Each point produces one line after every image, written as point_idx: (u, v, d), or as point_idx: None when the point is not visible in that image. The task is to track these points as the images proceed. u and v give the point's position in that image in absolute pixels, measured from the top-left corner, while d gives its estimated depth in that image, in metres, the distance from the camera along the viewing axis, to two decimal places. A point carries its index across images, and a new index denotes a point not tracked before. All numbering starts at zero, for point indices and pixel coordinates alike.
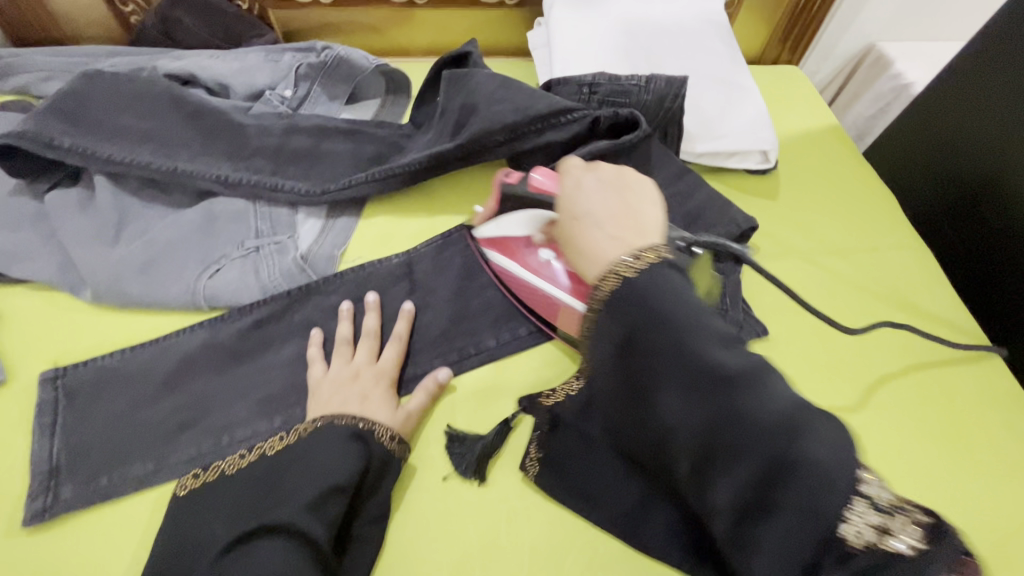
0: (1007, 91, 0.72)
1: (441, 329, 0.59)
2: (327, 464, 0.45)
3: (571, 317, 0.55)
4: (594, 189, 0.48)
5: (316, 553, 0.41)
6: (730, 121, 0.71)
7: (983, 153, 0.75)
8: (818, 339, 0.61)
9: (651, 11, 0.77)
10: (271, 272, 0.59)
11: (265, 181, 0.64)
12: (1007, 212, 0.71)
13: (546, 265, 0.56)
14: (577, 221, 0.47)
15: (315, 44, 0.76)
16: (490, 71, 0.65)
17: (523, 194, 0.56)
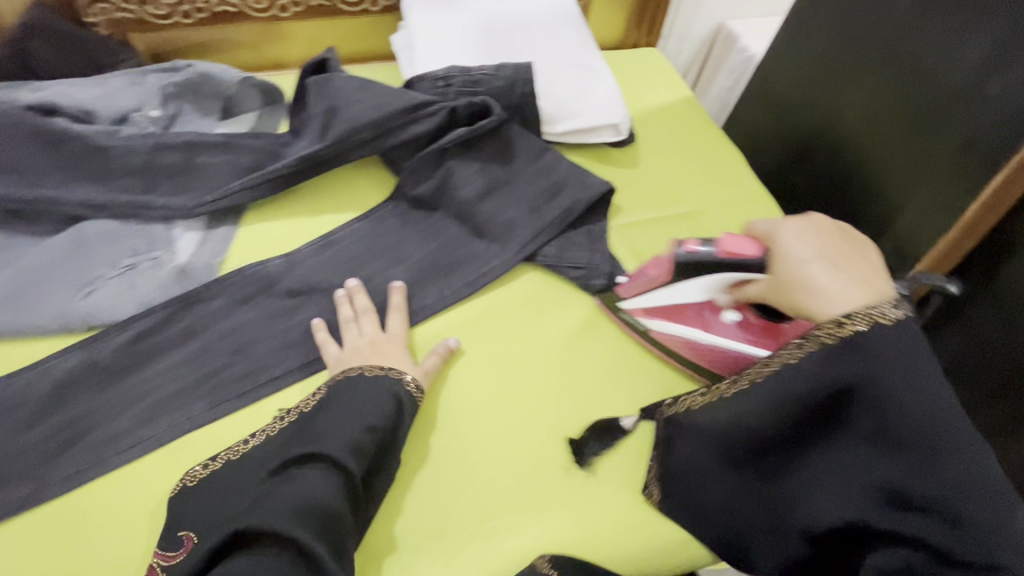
0: (822, 49, 0.79)
1: (326, 319, 0.62)
2: (369, 407, 0.51)
3: (698, 354, 0.61)
4: (804, 235, 0.51)
5: (347, 480, 0.47)
6: (584, 101, 0.78)
7: (811, 106, 0.82)
8: None
9: (505, 7, 0.83)
10: (148, 286, 0.61)
11: (137, 199, 0.65)
12: (839, 157, 0.79)
13: (732, 325, 0.59)
14: (801, 267, 0.49)
15: (177, 64, 0.76)
16: (346, 74, 0.68)
17: (708, 260, 0.55)
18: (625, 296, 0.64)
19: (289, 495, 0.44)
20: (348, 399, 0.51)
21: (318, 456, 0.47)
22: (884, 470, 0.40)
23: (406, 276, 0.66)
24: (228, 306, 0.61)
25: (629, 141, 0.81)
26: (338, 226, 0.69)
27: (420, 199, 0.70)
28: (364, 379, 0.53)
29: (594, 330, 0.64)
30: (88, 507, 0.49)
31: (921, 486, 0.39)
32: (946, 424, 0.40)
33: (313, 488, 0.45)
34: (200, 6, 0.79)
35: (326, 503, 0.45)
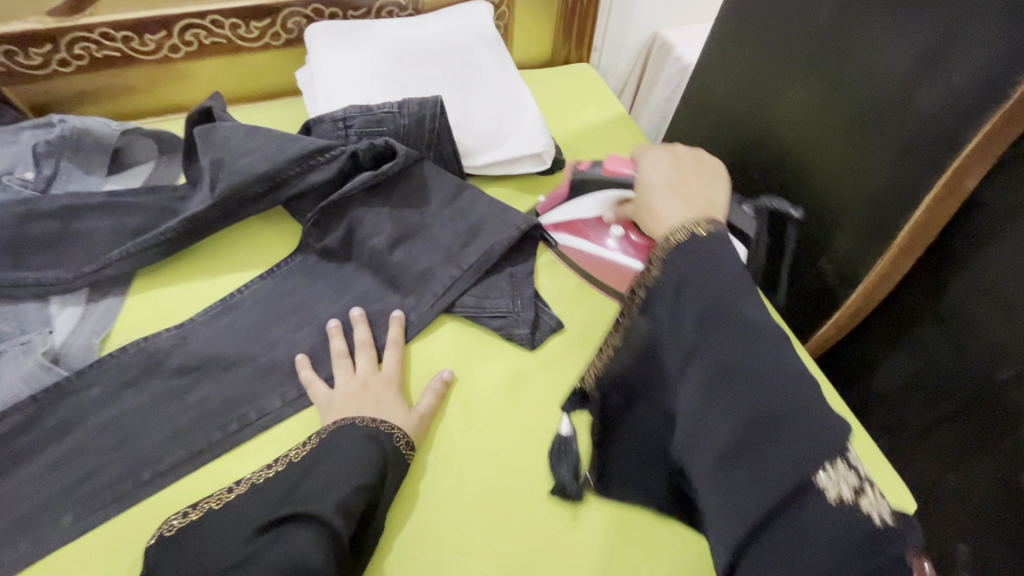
0: (752, 55, 0.76)
1: (223, 397, 0.56)
2: (360, 462, 0.48)
3: (615, 274, 0.65)
4: (666, 162, 0.55)
5: (336, 543, 0.43)
6: (504, 131, 0.73)
7: (746, 115, 0.79)
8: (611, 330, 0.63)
9: (417, 33, 0.78)
10: (10, 380, 0.53)
11: (4, 278, 0.59)
12: (780, 167, 0.75)
13: (617, 239, 0.66)
14: (656, 188, 0.52)
15: (53, 118, 0.70)
16: (233, 123, 0.63)
17: (597, 177, 0.68)
18: (542, 212, 0.71)
19: (275, 557, 0.40)
20: (340, 459, 0.48)
21: (312, 515, 0.44)
22: (713, 382, 0.39)
23: (313, 339, 0.60)
24: (109, 393, 0.55)
25: (555, 168, 0.76)
26: (238, 289, 0.63)
27: (327, 251, 0.65)
28: (354, 428, 0.51)
29: (571, 356, 0.61)
30: None
31: (766, 403, 0.37)
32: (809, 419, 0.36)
33: (311, 549, 0.41)
34: (78, 53, 0.72)
35: (319, 573, 0.41)
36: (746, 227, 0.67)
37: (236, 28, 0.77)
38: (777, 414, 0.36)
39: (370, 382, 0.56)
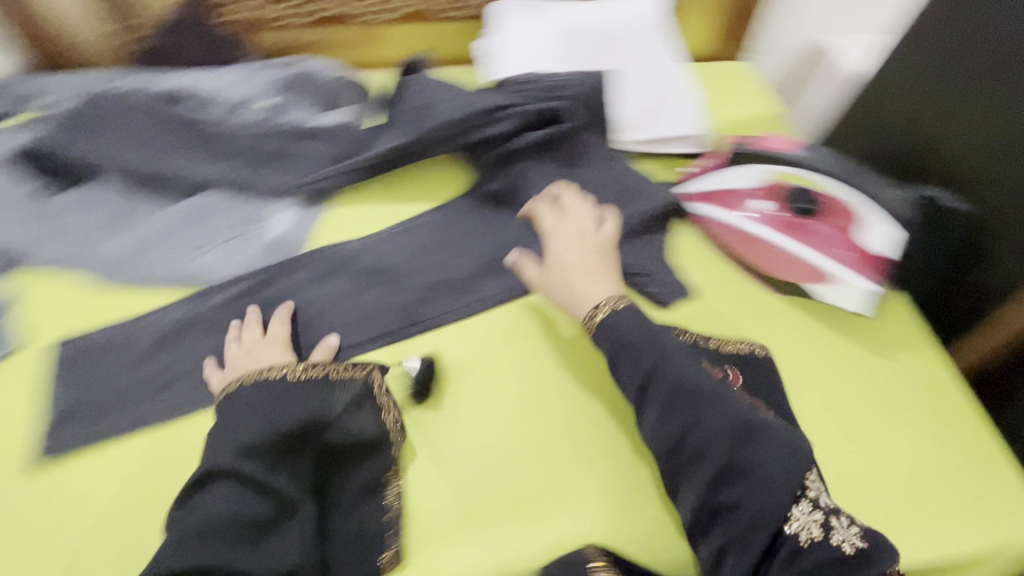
0: (935, 60, 0.73)
1: (396, 300, 0.67)
2: (260, 416, 0.53)
3: (766, 252, 0.67)
4: (576, 240, 0.62)
5: (245, 487, 0.50)
6: (663, 112, 0.78)
7: (918, 120, 0.76)
8: (753, 315, 0.65)
9: (591, 15, 0.85)
10: (248, 254, 0.69)
11: (244, 178, 0.74)
12: (951, 175, 0.71)
13: (761, 212, 0.68)
14: (567, 271, 0.60)
15: (286, 61, 0.86)
16: (433, 79, 0.75)
17: (751, 152, 0.70)
18: (682, 184, 0.73)
19: (206, 510, 0.49)
20: (236, 415, 0.53)
21: (228, 472, 0.50)
22: (673, 422, 0.51)
23: (470, 267, 0.70)
24: (311, 279, 0.68)
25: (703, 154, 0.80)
26: (415, 217, 0.74)
27: (487, 197, 0.74)
28: (249, 387, 0.54)
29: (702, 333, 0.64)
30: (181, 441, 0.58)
31: (722, 447, 0.49)
32: (769, 443, 0.49)
33: (236, 501, 0.49)
34: (311, 10, 0.87)
35: (254, 516, 0.49)
36: (895, 207, 0.63)
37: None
38: (736, 454, 0.49)
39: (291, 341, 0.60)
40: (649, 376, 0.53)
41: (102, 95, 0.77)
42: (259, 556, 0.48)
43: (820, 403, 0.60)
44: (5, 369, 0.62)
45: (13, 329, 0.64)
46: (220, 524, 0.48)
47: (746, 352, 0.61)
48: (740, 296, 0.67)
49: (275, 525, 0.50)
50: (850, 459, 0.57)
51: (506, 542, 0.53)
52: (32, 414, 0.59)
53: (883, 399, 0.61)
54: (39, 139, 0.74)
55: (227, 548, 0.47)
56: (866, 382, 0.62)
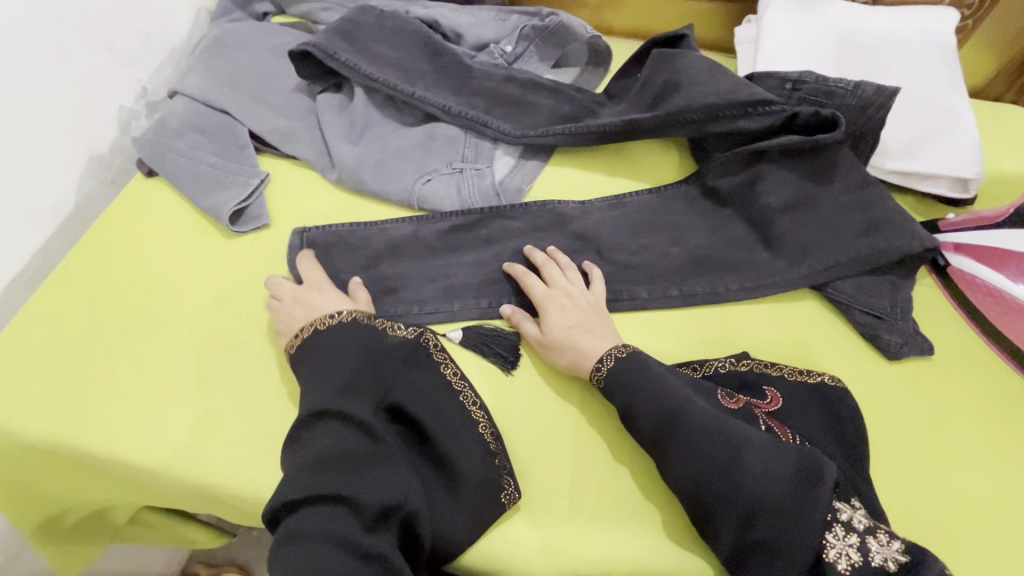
0: None
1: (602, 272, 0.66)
2: (352, 354, 0.54)
3: None
4: (567, 301, 0.60)
5: (355, 424, 0.50)
6: (934, 146, 0.70)
7: None
8: (980, 398, 0.58)
9: (873, 23, 0.77)
10: (470, 191, 0.71)
11: (480, 117, 0.75)
12: None
13: None
14: (571, 329, 0.58)
15: (541, 9, 0.84)
16: (700, 55, 0.69)
17: None
18: (945, 230, 0.65)
19: (310, 449, 0.48)
20: (335, 349, 0.54)
21: (335, 411, 0.50)
22: (691, 465, 0.49)
23: (682, 258, 0.67)
24: (523, 230, 0.69)
25: (966, 202, 0.71)
26: (631, 193, 0.72)
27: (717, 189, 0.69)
28: (332, 331, 0.56)
29: (929, 397, 0.58)
30: None
31: (745, 489, 0.47)
32: (746, 474, 0.48)
33: (339, 439, 0.49)
34: None
35: (356, 452, 0.48)
36: None
37: None
38: (765, 498, 0.47)
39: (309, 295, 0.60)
40: (662, 421, 0.51)
41: (369, 9, 0.81)
42: (372, 488, 0.47)
43: (980, 499, 0.54)
44: (251, 242, 0.69)
45: (264, 209, 0.70)
46: (328, 460, 0.47)
47: (799, 376, 0.57)
48: (982, 370, 0.59)
49: (379, 463, 0.49)
50: (1012, 550, 0.52)
51: (581, 542, 0.53)
52: None
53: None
54: (309, 43, 0.74)
55: (341, 477, 0.47)
56: (1014, 482, 0.54)
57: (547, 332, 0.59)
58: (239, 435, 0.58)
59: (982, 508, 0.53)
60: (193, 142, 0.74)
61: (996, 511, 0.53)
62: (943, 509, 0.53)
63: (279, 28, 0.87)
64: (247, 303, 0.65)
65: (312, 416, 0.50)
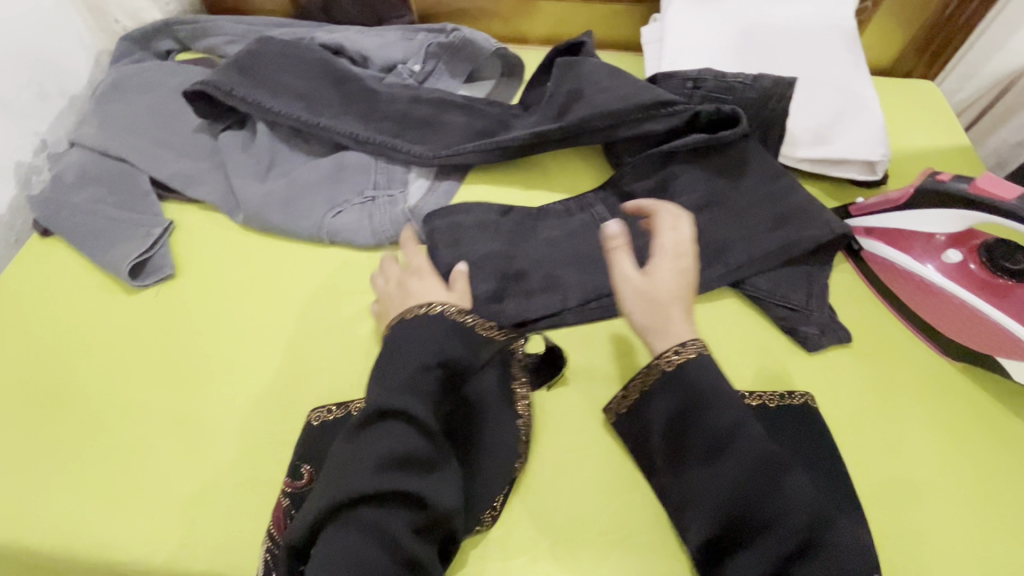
0: None
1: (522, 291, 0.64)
2: (433, 347, 0.51)
3: (954, 314, 0.57)
4: (684, 266, 0.54)
5: (428, 432, 0.48)
6: (841, 130, 0.70)
7: None
8: (916, 387, 0.57)
9: (774, 12, 0.77)
10: (382, 220, 0.69)
11: (388, 141, 0.73)
12: None
13: (954, 266, 0.57)
14: (674, 300, 0.53)
15: (445, 26, 0.83)
16: (599, 60, 0.69)
17: (957, 194, 0.55)
18: (855, 216, 0.64)
19: (386, 445, 0.46)
20: (406, 341, 0.51)
21: (412, 411, 0.47)
22: (741, 485, 0.47)
23: (601, 267, 0.65)
24: None
25: (878, 184, 0.71)
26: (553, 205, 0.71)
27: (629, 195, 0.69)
28: (442, 318, 0.52)
29: (851, 387, 0.58)
30: (312, 393, 0.60)
31: (797, 528, 0.45)
32: (805, 503, 0.46)
33: (402, 441, 0.46)
34: None
35: (419, 457, 0.46)
36: None
37: None
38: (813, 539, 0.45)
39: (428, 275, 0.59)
40: (729, 434, 0.48)
41: (268, 40, 0.78)
42: (433, 492, 0.46)
43: (928, 491, 0.53)
44: (156, 295, 0.66)
45: (167, 258, 0.68)
46: (395, 462, 0.45)
47: (775, 402, 0.56)
48: (902, 355, 0.59)
49: (439, 466, 0.48)
50: (954, 539, 0.51)
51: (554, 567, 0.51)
52: (185, 339, 0.64)
53: (1006, 483, 0.54)
54: (203, 81, 0.72)
55: (406, 480, 0.45)
56: (963, 472, 0.54)
57: (654, 279, 0.53)
58: (150, 504, 0.56)
59: (921, 494, 0.53)
60: (92, 196, 0.71)
61: (939, 501, 0.53)
62: (889, 497, 0.53)
63: (179, 66, 0.83)
64: (157, 361, 0.63)
65: (387, 412, 0.47)
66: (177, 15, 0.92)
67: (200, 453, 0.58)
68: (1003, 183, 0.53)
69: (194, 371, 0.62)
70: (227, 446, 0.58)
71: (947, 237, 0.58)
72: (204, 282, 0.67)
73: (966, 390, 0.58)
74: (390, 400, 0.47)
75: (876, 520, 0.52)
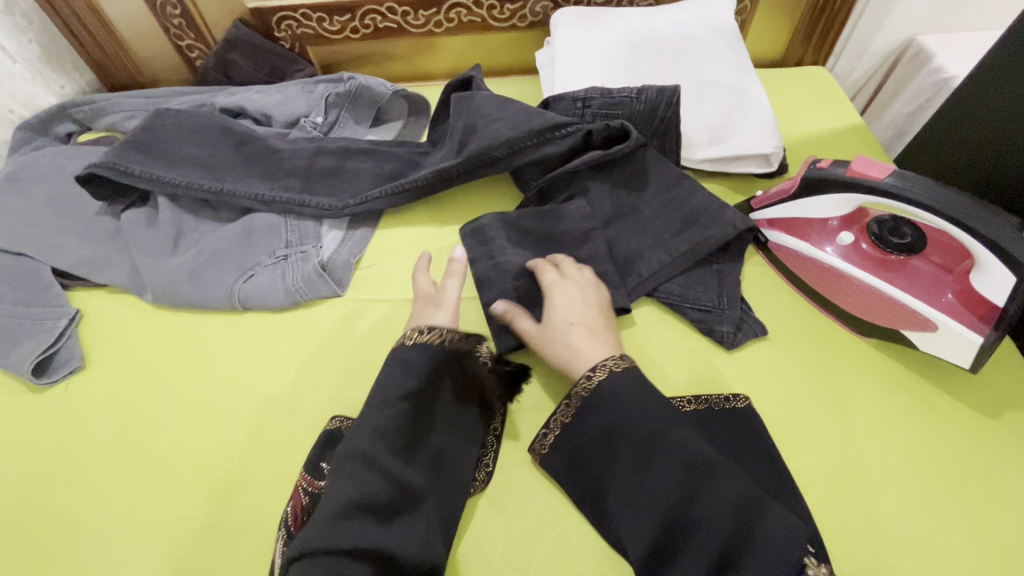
0: None
1: None
2: (393, 387, 0.51)
3: (857, 294, 0.58)
4: (579, 298, 0.58)
5: (383, 474, 0.47)
6: (733, 128, 0.72)
7: None
8: (844, 366, 0.58)
9: (658, 23, 0.80)
10: (295, 277, 0.68)
11: (295, 198, 0.72)
12: None
13: (848, 247, 0.59)
14: (569, 328, 0.55)
15: (343, 75, 0.84)
16: (489, 93, 0.71)
17: (838, 178, 0.56)
18: (756, 209, 0.66)
19: (337, 491, 0.45)
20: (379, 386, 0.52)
21: (364, 454, 0.47)
22: (674, 489, 0.46)
23: None
24: (359, 304, 0.68)
25: (779, 173, 0.73)
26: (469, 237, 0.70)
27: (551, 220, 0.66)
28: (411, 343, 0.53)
29: (777, 378, 0.57)
30: (236, 469, 0.58)
31: (732, 508, 0.44)
32: (739, 488, 0.46)
33: (360, 484, 0.46)
34: (366, 22, 0.85)
35: (376, 501, 0.45)
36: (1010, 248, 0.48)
37: (492, 9, 0.84)
38: (748, 533, 0.43)
39: (445, 298, 0.58)
40: (656, 437, 0.47)
41: (162, 112, 0.77)
42: (393, 539, 0.44)
43: (864, 468, 0.52)
44: (67, 389, 0.64)
45: (76, 349, 0.66)
46: (348, 504, 0.44)
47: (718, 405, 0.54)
48: (821, 339, 0.59)
49: (405, 509, 0.46)
50: (902, 515, 0.50)
51: None
52: (99, 432, 0.61)
53: (957, 457, 0.53)
54: (95, 163, 0.71)
55: (359, 527, 0.44)
56: (898, 445, 0.53)
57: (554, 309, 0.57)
58: None
59: (857, 471, 0.52)
60: None
61: (891, 485, 0.52)
62: (839, 487, 0.51)
63: (77, 149, 0.82)
64: (71, 461, 0.60)
65: (349, 454, 0.48)
66: (74, 97, 0.90)
67: (118, 553, 0.55)
68: (877, 163, 0.55)
69: (112, 464, 0.59)
70: (146, 540, 0.55)
71: (840, 220, 0.60)
72: (117, 369, 0.65)
73: (890, 364, 0.58)
74: (352, 441, 0.49)
75: (820, 514, 0.50)
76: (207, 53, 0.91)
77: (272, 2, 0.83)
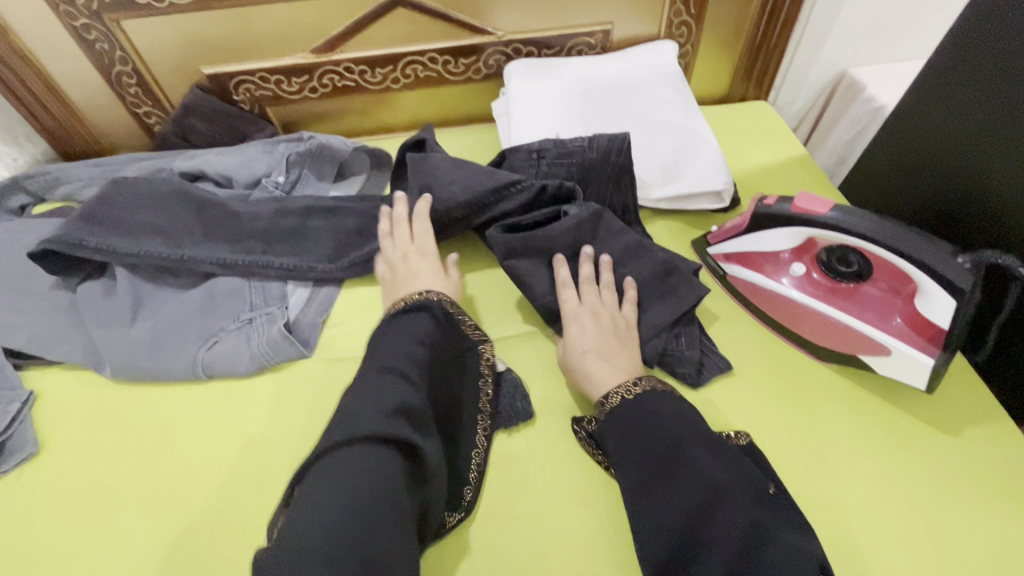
0: (982, 91, 0.65)
1: None
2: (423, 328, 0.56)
3: (815, 323, 0.60)
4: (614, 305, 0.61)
5: (409, 386, 0.50)
6: (683, 167, 0.75)
7: (970, 156, 0.67)
8: (812, 391, 0.59)
9: (605, 70, 0.83)
10: (260, 341, 0.67)
11: (258, 260, 0.72)
12: (1011, 215, 0.63)
13: (800, 278, 0.62)
14: (596, 350, 0.57)
15: (302, 134, 0.85)
16: (441, 154, 0.71)
17: (785, 214, 0.58)
18: (714, 243, 0.68)
19: (360, 396, 0.48)
20: (388, 348, 0.53)
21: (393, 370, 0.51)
22: (694, 486, 0.45)
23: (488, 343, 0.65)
24: (327, 364, 0.67)
25: (731, 207, 0.76)
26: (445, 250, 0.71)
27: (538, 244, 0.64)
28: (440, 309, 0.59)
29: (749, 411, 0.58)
30: (202, 552, 0.55)
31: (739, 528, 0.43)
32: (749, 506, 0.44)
33: (393, 392, 0.48)
34: (324, 82, 0.87)
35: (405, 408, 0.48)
36: (950, 273, 0.50)
37: (447, 64, 0.87)
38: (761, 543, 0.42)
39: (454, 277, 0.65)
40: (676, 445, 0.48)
41: (119, 180, 0.76)
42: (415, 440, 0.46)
43: (847, 490, 0.53)
44: (19, 477, 0.61)
45: (29, 433, 0.63)
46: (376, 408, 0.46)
47: None
48: (786, 367, 0.61)
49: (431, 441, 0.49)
50: (897, 523, 0.51)
51: None
52: (53, 523, 0.58)
53: (926, 468, 0.54)
54: (48, 239, 0.69)
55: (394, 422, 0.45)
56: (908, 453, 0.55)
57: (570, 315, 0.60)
58: None
59: (839, 494, 0.53)
60: None
61: (872, 511, 0.52)
62: (836, 499, 0.53)
63: (29, 222, 0.80)
64: (22, 557, 0.56)
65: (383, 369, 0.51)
66: (28, 169, 0.89)
67: None
68: (819, 197, 0.57)
69: (67, 557, 0.56)
70: None
71: (791, 252, 0.63)
72: (72, 452, 0.62)
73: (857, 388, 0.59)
74: (389, 356, 0.53)
75: (822, 519, 0.51)
76: (165, 119, 0.91)
77: (229, 67, 0.84)
